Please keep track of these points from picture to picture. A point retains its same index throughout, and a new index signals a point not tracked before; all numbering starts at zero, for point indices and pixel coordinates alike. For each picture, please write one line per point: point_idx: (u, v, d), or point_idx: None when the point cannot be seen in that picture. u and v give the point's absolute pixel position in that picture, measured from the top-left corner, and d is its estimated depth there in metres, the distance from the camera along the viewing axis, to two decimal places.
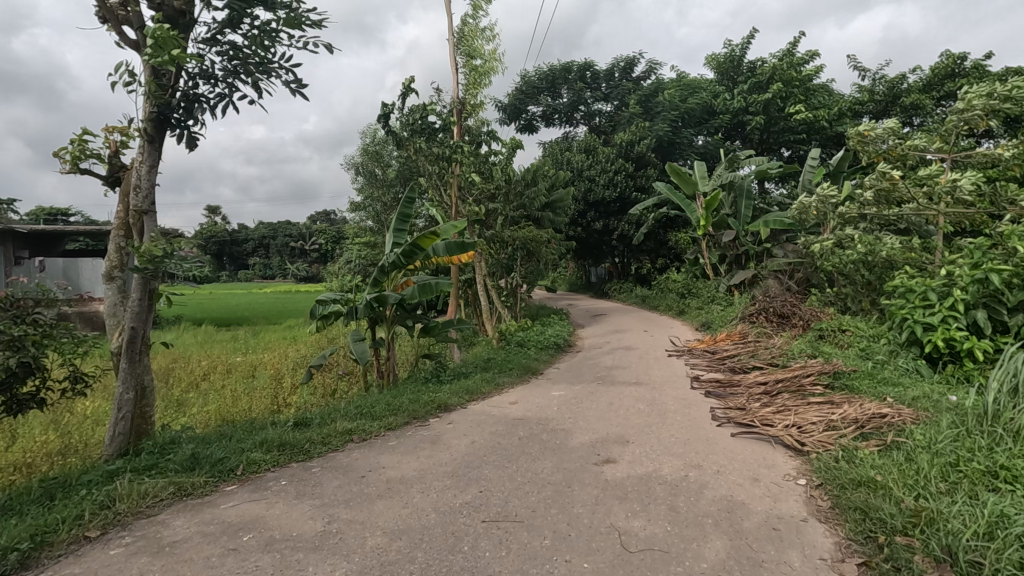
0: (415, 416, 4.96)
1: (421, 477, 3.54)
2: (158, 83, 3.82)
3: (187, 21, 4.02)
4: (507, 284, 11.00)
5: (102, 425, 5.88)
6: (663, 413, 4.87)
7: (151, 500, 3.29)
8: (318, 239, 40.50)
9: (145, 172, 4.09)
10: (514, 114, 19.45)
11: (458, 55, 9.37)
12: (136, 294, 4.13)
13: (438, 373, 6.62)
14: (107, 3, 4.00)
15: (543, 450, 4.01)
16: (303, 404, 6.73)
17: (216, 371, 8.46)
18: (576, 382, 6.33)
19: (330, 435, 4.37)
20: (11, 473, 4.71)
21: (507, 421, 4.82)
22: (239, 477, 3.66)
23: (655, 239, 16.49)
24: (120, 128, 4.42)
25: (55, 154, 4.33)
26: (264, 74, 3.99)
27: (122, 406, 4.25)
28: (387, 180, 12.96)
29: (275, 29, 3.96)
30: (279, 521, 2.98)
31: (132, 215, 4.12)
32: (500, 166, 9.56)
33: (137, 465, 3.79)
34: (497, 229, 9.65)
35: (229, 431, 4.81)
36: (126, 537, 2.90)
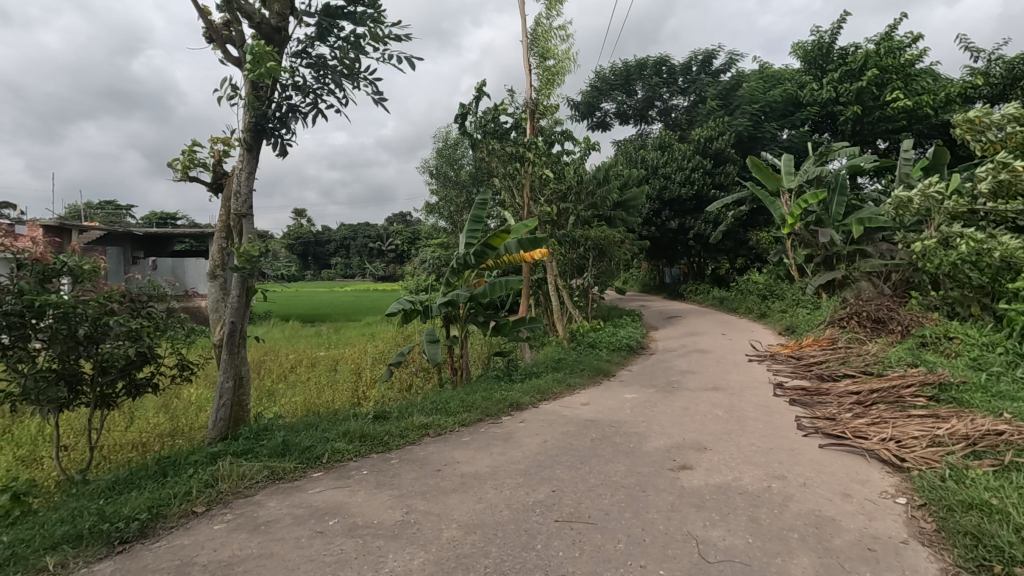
0: (488, 413, 5.05)
1: (493, 474, 3.61)
2: (257, 96, 4.13)
3: (283, 37, 4.32)
4: (578, 284, 10.94)
5: (205, 410, 6.44)
6: (743, 420, 4.66)
7: (248, 481, 3.56)
8: (395, 240, 42.08)
9: (244, 178, 4.43)
10: (587, 112, 19.31)
11: (532, 56, 9.43)
12: (235, 291, 4.47)
13: (510, 372, 6.70)
14: (214, 25, 4.37)
15: (615, 453, 3.96)
16: (381, 399, 7.02)
17: (302, 364, 9.00)
18: (649, 385, 6.18)
19: (407, 428, 4.53)
20: (129, 451, 5.26)
21: (579, 421, 4.79)
22: (324, 464, 3.88)
23: (734, 238, 15.78)
24: (223, 138, 4.82)
25: (169, 164, 4.79)
26: (350, 85, 4.21)
27: (223, 394, 4.63)
28: (460, 181, 13.26)
29: (360, 41, 4.17)
30: (361, 508, 3.13)
31: (233, 219, 4.48)
32: (573, 166, 9.51)
33: (235, 449, 4.11)
34: (569, 229, 9.64)
35: (315, 421, 5.10)
36: (227, 514, 3.16)
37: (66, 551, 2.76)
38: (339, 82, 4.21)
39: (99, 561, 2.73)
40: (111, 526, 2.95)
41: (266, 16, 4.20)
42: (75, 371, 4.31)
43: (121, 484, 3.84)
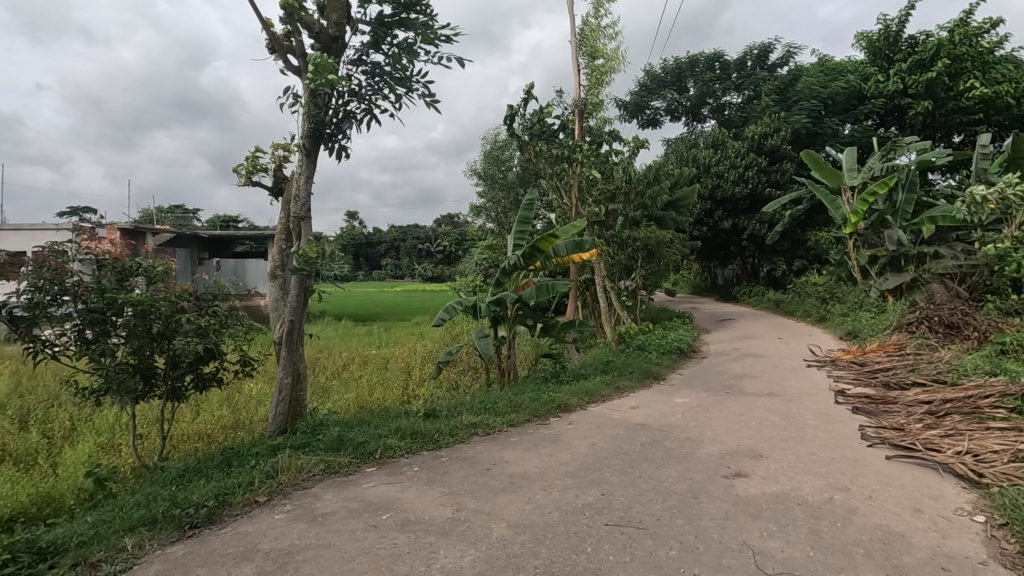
0: (536, 414, 5.05)
1: (542, 475, 3.61)
2: (315, 103, 4.30)
3: (340, 46, 4.47)
4: (627, 285, 10.78)
5: (264, 404, 6.75)
6: (802, 428, 4.47)
7: (306, 474, 3.69)
8: (443, 241, 42.76)
9: (304, 182, 4.60)
10: (636, 112, 19.03)
11: (580, 56, 9.36)
12: (294, 291, 4.66)
13: (558, 373, 6.68)
14: (276, 37, 4.57)
15: (667, 458, 3.88)
16: (430, 397, 7.15)
17: (354, 362, 9.27)
18: (701, 390, 6.02)
19: (457, 427, 4.59)
20: (196, 442, 5.59)
21: (628, 425, 4.73)
22: (377, 460, 3.98)
23: (792, 239, 15.16)
24: (283, 145, 5.03)
25: (234, 169, 5.04)
26: (403, 89, 4.33)
27: (282, 389, 4.84)
28: (508, 182, 13.34)
29: (412, 46, 4.27)
30: (413, 504, 3.20)
31: (293, 221, 4.67)
32: (622, 166, 9.38)
33: (294, 442, 4.28)
34: (618, 229, 9.52)
35: (368, 417, 5.25)
36: (287, 504, 3.30)
37: (143, 533, 2.96)
38: (393, 88, 4.33)
39: (172, 543, 2.91)
40: (183, 512, 3.14)
41: (324, 26, 4.37)
42: (150, 365, 4.60)
43: (191, 472, 4.08)
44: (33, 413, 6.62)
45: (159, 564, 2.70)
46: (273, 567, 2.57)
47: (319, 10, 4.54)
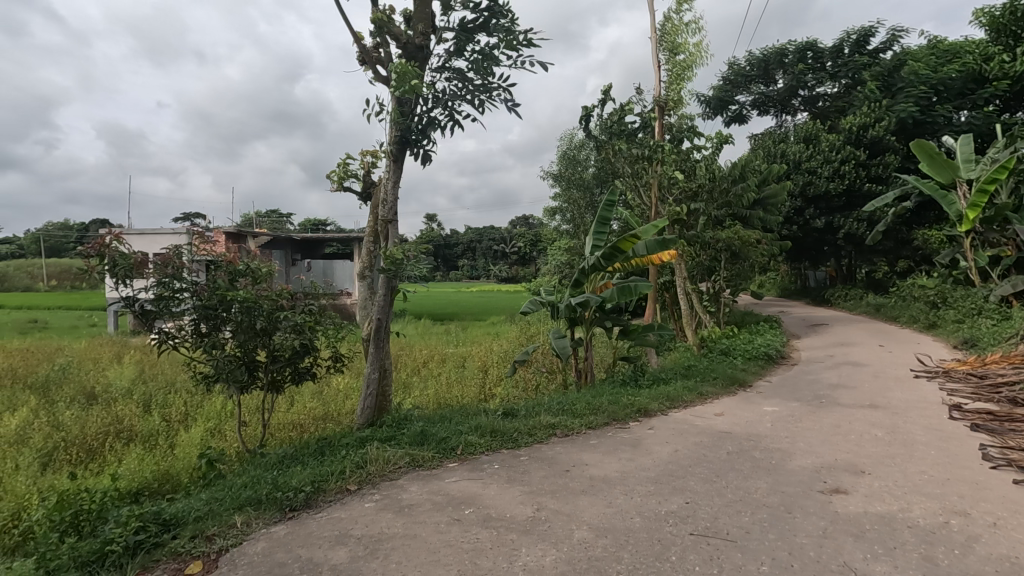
0: (615, 418, 4.98)
1: (623, 479, 3.55)
2: (402, 111, 4.48)
3: (425, 54, 4.62)
4: (708, 288, 10.37)
5: (350, 398, 7.12)
6: (910, 444, 4.10)
7: (392, 466, 3.86)
8: (518, 243, 43.05)
9: (391, 186, 4.81)
10: (719, 107, 18.29)
11: (660, 52, 9.12)
12: (381, 290, 4.88)
13: (636, 377, 6.55)
14: (365, 49, 4.80)
15: (756, 469, 3.70)
16: (506, 396, 7.25)
17: (433, 360, 9.56)
18: (792, 399, 5.68)
19: (536, 427, 4.62)
20: (291, 432, 6.00)
21: (713, 433, 4.55)
22: (459, 456, 4.09)
23: (895, 238, 13.97)
24: (371, 151, 5.30)
25: (327, 176, 5.36)
26: (485, 94, 4.42)
27: (370, 384, 5.08)
28: (583, 183, 13.24)
29: (494, 52, 4.35)
30: (494, 500, 3.26)
31: (381, 224, 4.90)
32: (705, 163, 9.04)
33: (380, 435, 4.47)
34: (699, 230, 9.16)
35: (449, 414, 5.40)
36: (375, 494, 3.46)
37: (250, 512, 3.22)
38: (476, 93, 4.42)
39: (274, 523, 3.14)
40: (284, 495, 3.38)
41: (411, 36, 4.54)
42: (253, 358, 4.99)
43: (289, 458, 4.38)
44: (154, 398, 7.39)
45: (264, 541, 2.92)
46: (364, 553, 2.70)
47: (406, 21, 4.72)
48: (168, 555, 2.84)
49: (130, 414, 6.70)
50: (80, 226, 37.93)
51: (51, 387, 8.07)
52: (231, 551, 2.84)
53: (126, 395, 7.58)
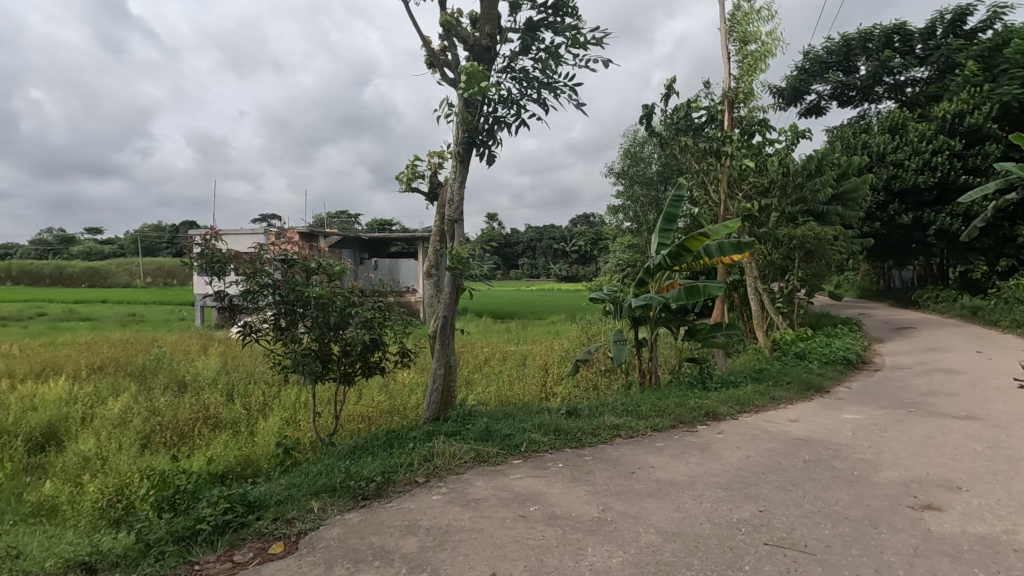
0: (682, 420, 4.85)
1: (692, 483, 3.46)
2: (469, 112, 4.56)
3: (492, 55, 4.67)
4: (781, 288, 9.89)
5: (415, 392, 7.33)
6: (1015, 461, 3.74)
7: (458, 460, 3.94)
8: (578, 241, 42.72)
9: (457, 186, 4.91)
10: (794, 97, 17.45)
11: (730, 43, 8.77)
12: (447, 288, 4.99)
13: (704, 379, 6.34)
14: (433, 52, 4.90)
15: (837, 479, 3.50)
16: (567, 395, 7.23)
17: (495, 357, 9.66)
18: (876, 407, 5.32)
19: (599, 427, 4.58)
20: (360, 423, 6.26)
21: (788, 439, 4.34)
22: (523, 453, 4.12)
23: (995, 234, 12.77)
24: (437, 152, 5.42)
25: (396, 178, 5.54)
26: (551, 94, 4.42)
27: (436, 379, 5.21)
28: (647, 180, 12.93)
29: (561, 50, 4.34)
30: (558, 499, 3.27)
31: (447, 223, 5.00)
32: (777, 157, 8.63)
33: (446, 429, 4.57)
34: (771, 227, 8.76)
35: (512, 411, 5.44)
36: (443, 487, 3.55)
37: (326, 499, 3.38)
38: (541, 93, 4.44)
39: (348, 510, 3.28)
40: (356, 484, 3.52)
41: (478, 38, 4.61)
42: (327, 351, 5.23)
43: (360, 449, 4.56)
44: (236, 387, 7.91)
45: (339, 527, 3.06)
46: (432, 544, 2.77)
47: (473, 23, 4.80)
48: (253, 535, 3.04)
49: (216, 402, 7.20)
50: (171, 228, 41.11)
51: (147, 375, 8.81)
52: (309, 534, 3.00)
53: (211, 383, 8.17)
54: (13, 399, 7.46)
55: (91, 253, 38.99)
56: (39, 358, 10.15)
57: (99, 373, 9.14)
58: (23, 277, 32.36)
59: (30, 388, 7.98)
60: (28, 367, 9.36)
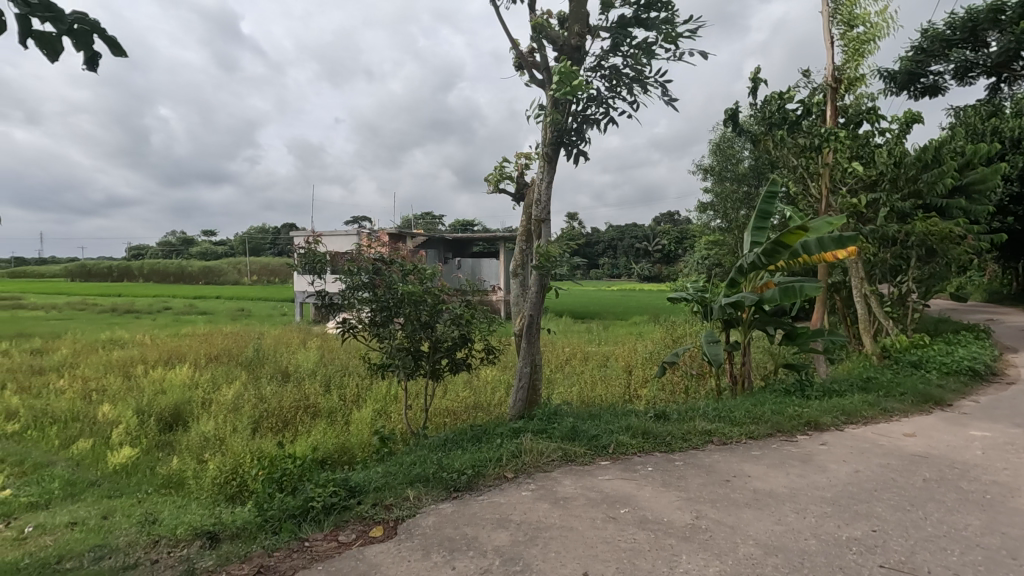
0: (780, 429, 4.60)
1: (794, 496, 3.27)
2: (558, 113, 4.58)
3: (581, 55, 4.66)
4: (891, 290, 9.07)
5: (499, 390, 7.47)
6: None
7: (546, 458, 3.96)
8: (662, 240, 41.36)
9: (544, 186, 4.94)
10: (908, 80, 15.93)
11: (834, 28, 8.14)
12: (534, 287, 5.04)
13: (803, 386, 5.95)
14: (522, 54, 4.95)
15: (964, 502, 3.17)
16: (653, 399, 7.06)
17: (576, 358, 9.62)
18: (1010, 424, 4.75)
19: (690, 432, 4.44)
20: (447, 418, 6.48)
21: (903, 455, 3.99)
22: (611, 454, 4.08)
23: None
24: (524, 153, 5.49)
25: (485, 179, 5.67)
26: (642, 91, 4.35)
27: (522, 377, 5.30)
28: (738, 176, 12.26)
29: (653, 46, 4.25)
30: (650, 503, 3.20)
31: (534, 223, 5.06)
32: (887, 148, 7.92)
33: (533, 427, 4.61)
34: (880, 224, 8.05)
35: (598, 412, 5.39)
36: (531, 483, 3.60)
37: (420, 488, 3.54)
38: (630, 90, 4.38)
39: (442, 500, 3.41)
40: (448, 476, 3.65)
41: (567, 37, 4.60)
42: (418, 348, 5.44)
43: (450, 442, 4.71)
44: (333, 378, 8.45)
45: (434, 516, 3.19)
46: (524, 539, 2.82)
47: (562, 23, 4.82)
48: (356, 517, 3.24)
49: (315, 392, 7.73)
50: (274, 230, 44.46)
51: (256, 365, 9.62)
52: (406, 521, 3.14)
53: (311, 374, 8.77)
54: (146, 382, 8.43)
55: (207, 253, 43.00)
56: (167, 347, 11.38)
57: (215, 362, 10.10)
58: (151, 275, 36.30)
59: (160, 373, 8.97)
60: (157, 354, 10.53)
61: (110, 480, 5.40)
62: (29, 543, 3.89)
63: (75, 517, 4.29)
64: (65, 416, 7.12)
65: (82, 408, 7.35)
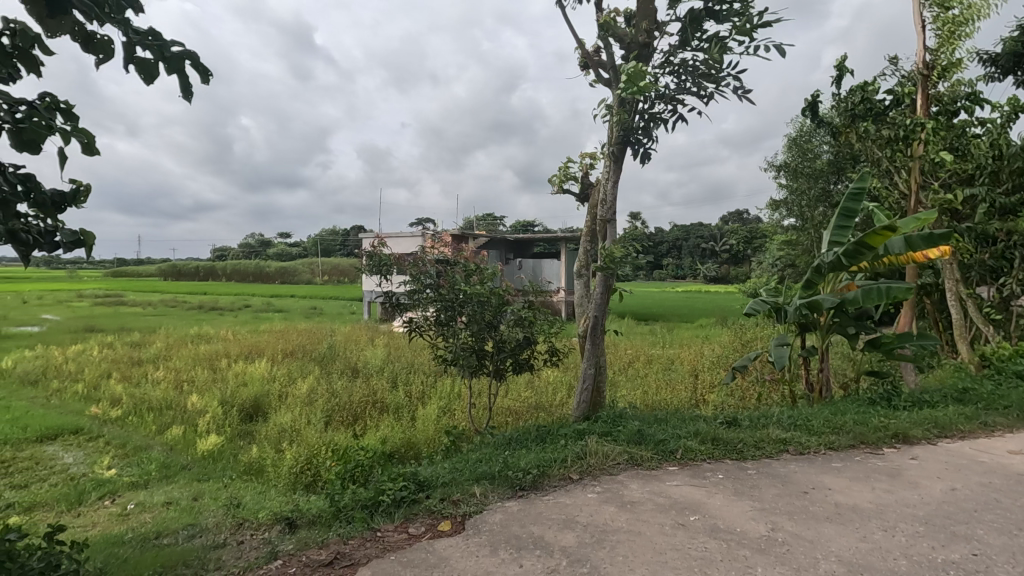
0: (864, 441, 4.32)
1: (880, 512, 3.07)
2: (624, 112, 4.52)
3: (649, 52, 4.57)
4: (992, 293, 8.30)
5: (561, 391, 7.45)
6: None
7: (612, 461, 3.92)
8: (730, 241, 39.73)
9: (611, 186, 4.88)
10: (1013, 63, 14.53)
11: (926, 10, 7.55)
12: (599, 288, 5.00)
13: (890, 395, 5.56)
14: (588, 54, 4.92)
15: None
16: (721, 405, 6.81)
17: (640, 360, 9.43)
18: None
19: (763, 440, 4.25)
20: (511, 417, 6.53)
21: (1008, 475, 3.64)
22: (678, 460, 3.99)
23: None
24: (589, 153, 5.46)
25: (549, 180, 5.67)
26: (713, 86, 4.22)
27: (585, 379, 5.26)
28: (814, 171, 11.29)
29: (725, 39, 4.12)
30: (721, 511, 3.10)
31: (599, 223, 5.01)
32: (988, 138, 7.26)
33: (597, 429, 4.56)
34: (979, 221, 7.39)
35: (664, 416, 5.27)
36: (597, 486, 3.56)
37: (487, 485, 3.59)
38: (700, 86, 4.26)
39: (508, 498, 3.44)
40: (514, 474, 3.69)
41: (635, 34, 4.52)
42: (483, 347, 5.52)
43: (514, 441, 4.75)
44: (399, 375, 8.72)
45: (500, 513, 3.23)
46: (590, 541, 2.80)
47: (629, 20, 4.76)
48: (425, 511, 3.33)
49: (382, 388, 8.01)
50: (343, 232, 46.39)
51: (328, 361, 10.09)
52: (473, 517, 3.20)
53: (378, 371, 9.10)
54: (230, 375, 9.03)
55: (282, 253, 45.50)
56: (248, 342, 12.12)
57: (291, 358, 10.68)
58: (233, 274, 38.79)
59: (242, 367, 9.58)
60: (239, 349, 11.24)
61: (199, 464, 5.83)
62: (131, 519, 4.27)
63: (169, 497, 4.66)
64: (160, 404, 7.75)
65: (174, 398, 7.98)
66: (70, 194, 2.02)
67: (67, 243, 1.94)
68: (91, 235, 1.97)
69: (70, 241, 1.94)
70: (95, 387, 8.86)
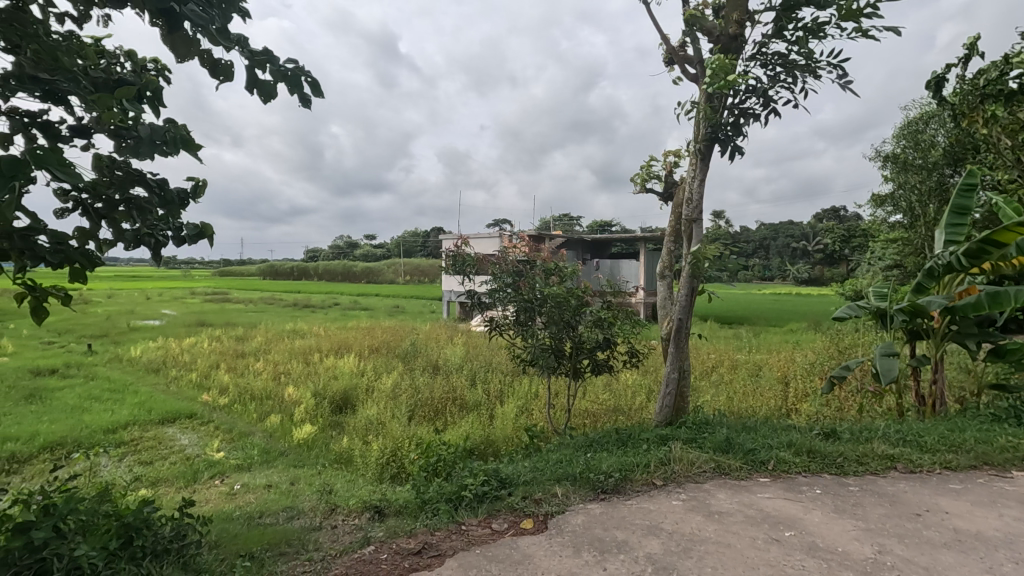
0: (988, 462, 3.89)
1: (1009, 542, 2.75)
2: (711, 108, 4.35)
3: (739, 44, 4.37)
4: None
5: (642, 394, 7.30)
6: None
7: (698, 468, 3.79)
8: (825, 240, 37.01)
9: (697, 184, 4.71)
10: None
11: None
12: (684, 290, 4.84)
13: (1018, 412, 4.97)
14: (672, 49, 4.78)
15: None
16: (815, 415, 6.38)
17: (724, 365, 9.03)
18: None
19: (866, 455, 3.95)
20: (590, 419, 6.48)
21: None
22: (770, 471, 3.79)
23: None
24: (674, 151, 5.31)
25: (631, 179, 5.58)
26: (810, 77, 3.97)
27: (669, 383, 5.11)
28: (927, 163, 10.27)
29: (823, 27, 3.87)
30: (820, 529, 2.91)
31: (685, 223, 4.85)
32: None
33: (682, 435, 4.42)
34: None
35: (754, 425, 5.01)
36: (682, 493, 3.46)
37: (568, 485, 3.59)
38: (795, 78, 4.02)
39: (589, 501, 3.43)
40: (595, 476, 3.66)
41: (724, 26, 4.34)
42: (562, 347, 5.51)
43: (594, 443, 4.71)
44: (478, 373, 8.90)
45: (583, 515, 3.22)
46: (677, 549, 2.73)
47: (718, 12, 4.58)
48: (507, 508, 3.38)
49: (462, 385, 8.22)
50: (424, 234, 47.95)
51: (410, 357, 10.49)
52: (556, 517, 3.21)
53: (459, 368, 9.34)
54: (322, 369, 9.62)
55: (368, 253, 47.83)
56: (337, 338, 12.85)
57: (377, 353, 11.21)
58: (323, 274, 41.24)
59: (332, 362, 10.16)
60: (330, 345, 11.94)
61: (295, 451, 6.27)
62: (238, 498, 4.67)
63: (270, 480, 5.05)
64: (260, 394, 8.40)
65: (273, 388, 8.61)
66: (191, 190, 2.25)
67: (190, 238, 2.22)
68: (210, 228, 2.23)
69: (194, 235, 2.22)
70: (206, 375, 9.77)
